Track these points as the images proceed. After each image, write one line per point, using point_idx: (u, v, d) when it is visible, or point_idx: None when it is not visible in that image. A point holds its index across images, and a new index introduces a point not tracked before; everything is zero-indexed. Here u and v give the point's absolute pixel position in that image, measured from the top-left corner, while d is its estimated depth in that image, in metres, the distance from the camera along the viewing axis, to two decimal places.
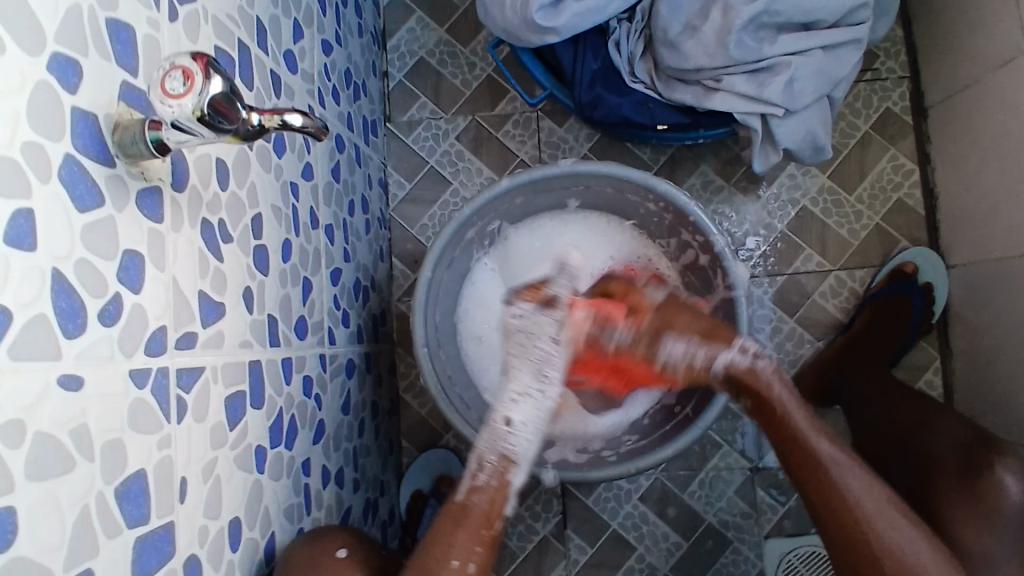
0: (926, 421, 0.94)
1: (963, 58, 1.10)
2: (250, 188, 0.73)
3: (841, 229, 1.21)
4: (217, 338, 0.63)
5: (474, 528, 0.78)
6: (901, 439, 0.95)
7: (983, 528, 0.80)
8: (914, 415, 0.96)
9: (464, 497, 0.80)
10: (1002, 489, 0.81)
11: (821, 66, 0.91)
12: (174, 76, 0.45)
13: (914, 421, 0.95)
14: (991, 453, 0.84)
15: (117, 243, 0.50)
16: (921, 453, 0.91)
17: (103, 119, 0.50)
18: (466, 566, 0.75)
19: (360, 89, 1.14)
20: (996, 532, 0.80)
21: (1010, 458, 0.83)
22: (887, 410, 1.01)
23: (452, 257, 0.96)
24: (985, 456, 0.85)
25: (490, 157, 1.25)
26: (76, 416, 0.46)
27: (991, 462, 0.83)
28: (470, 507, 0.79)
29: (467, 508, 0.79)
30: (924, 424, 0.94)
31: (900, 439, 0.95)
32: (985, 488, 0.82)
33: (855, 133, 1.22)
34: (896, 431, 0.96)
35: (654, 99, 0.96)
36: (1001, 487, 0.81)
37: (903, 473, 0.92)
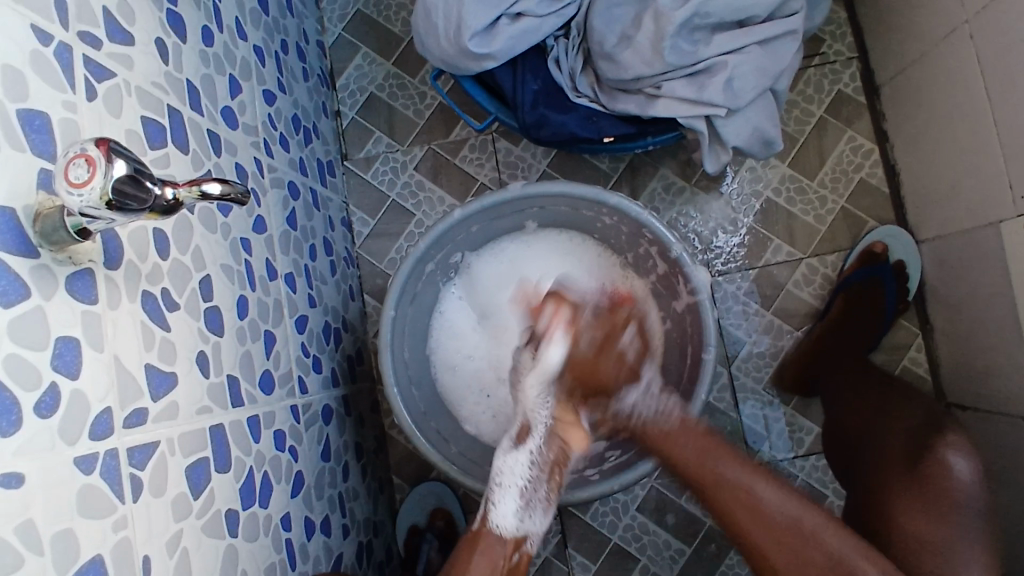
0: (881, 411, 0.98)
1: (907, 34, 1.10)
2: (196, 252, 0.72)
3: (807, 217, 1.20)
4: (171, 409, 0.63)
5: (494, 554, 0.82)
6: (857, 432, 0.99)
7: (937, 514, 0.83)
8: (871, 406, 1.00)
9: (479, 526, 0.85)
10: (953, 472, 0.86)
11: (758, 61, 0.91)
12: (78, 164, 0.45)
13: (868, 412, 1.00)
14: (935, 436, 0.90)
15: (48, 332, 0.50)
16: (878, 438, 0.95)
17: (22, 210, 0.49)
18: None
19: (311, 133, 1.14)
20: (950, 518, 0.83)
21: (955, 438, 0.89)
22: (850, 403, 1.04)
23: (415, 291, 0.95)
24: (929, 441, 0.90)
25: (450, 184, 1.25)
26: (20, 512, 0.46)
27: (938, 445, 0.89)
28: (488, 532, 0.83)
29: (485, 538, 0.83)
30: (880, 412, 0.99)
31: (857, 432, 0.99)
32: (933, 471, 0.87)
33: (810, 119, 1.21)
34: (854, 425, 1.01)
35: (599, 112, 0.96)
36: (951, 469, 0.86)
37: (861, 464, 0.96)
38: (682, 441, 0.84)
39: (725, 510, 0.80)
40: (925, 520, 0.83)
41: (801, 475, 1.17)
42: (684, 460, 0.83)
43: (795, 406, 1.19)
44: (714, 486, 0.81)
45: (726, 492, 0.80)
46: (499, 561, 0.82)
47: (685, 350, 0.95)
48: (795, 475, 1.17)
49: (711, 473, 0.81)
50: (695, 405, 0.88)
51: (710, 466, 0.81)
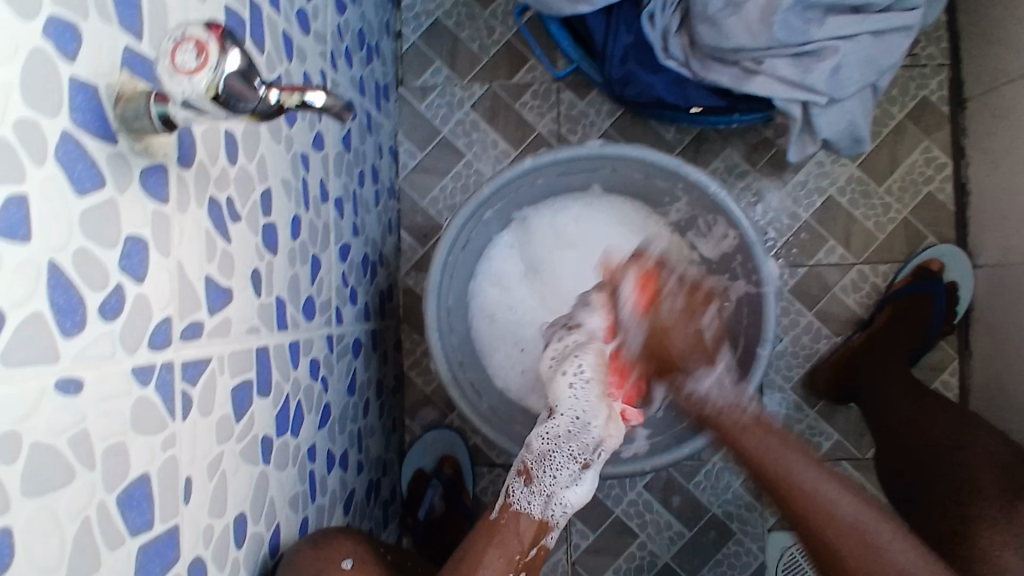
0: (957, 435, 0.92)
1: (1008, 49, 1.04)
2: (260, 162, 0.67)
3: (867, 222, 1.17)
4: (224, 325, 0.59)
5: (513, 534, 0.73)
6: (929, 445, 0.94)
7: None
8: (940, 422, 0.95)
9: (496, 515, 0.75)
10: None
11: (867, 51, 0.85)
12: (186, 49, 0.40)
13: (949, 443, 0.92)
14: None
15: (118, 228, 0.46)
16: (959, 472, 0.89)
17: (104, 89, 0.45)
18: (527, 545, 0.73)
19: (373, 51, 1.07)
20: None
21: None
22: (907, 413, 0.99)
23: (469, 237, 0.90)
24: None
25: (507, 129, 1.19)
26: (76, 421, 0.41)
27: None
28: (506, 523, 0.73)
29: (504, 527, 0.73)
30: (957, 439, 0.92)
31: (928, 446, 0.94)
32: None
33: (888, 121, 1.16)
34: (918, 439, 0.96)
35: (689, 79, 0.90)
36: None
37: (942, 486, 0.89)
38: (751, 440, 0.79)
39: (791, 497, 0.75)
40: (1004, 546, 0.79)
41: None
42: (754, 453, 0.78)
43: (820, 410, 1.18)
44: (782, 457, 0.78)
45: (791, 454, 0.77)
46: (514, 557, 0.71)
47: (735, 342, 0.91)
48: None
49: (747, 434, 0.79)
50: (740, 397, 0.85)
51: (778, 460, 0.77)
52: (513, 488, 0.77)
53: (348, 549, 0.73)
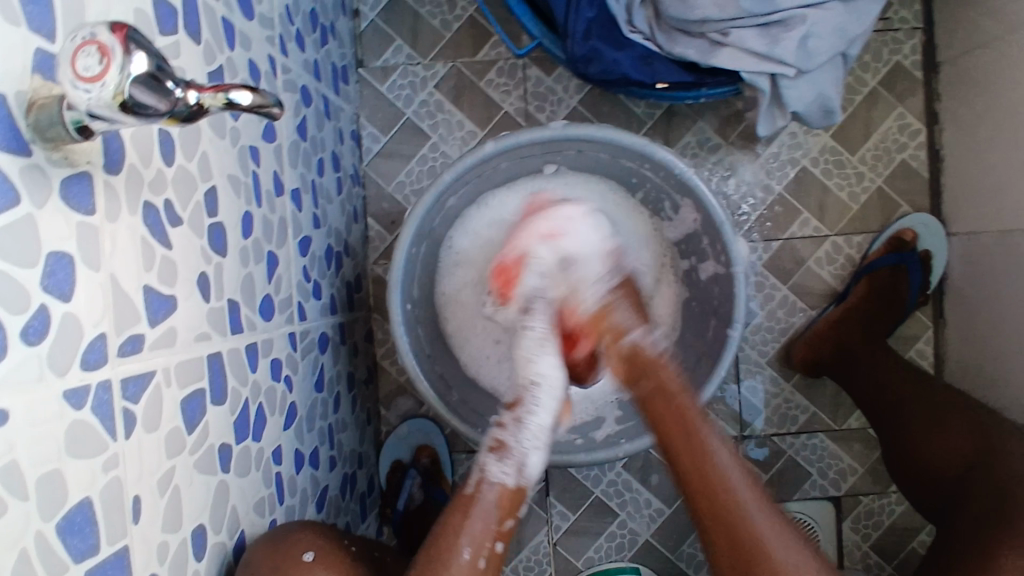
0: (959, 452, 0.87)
1: (982, 12, 1.01)
2: (202, 159, 0.64)
3: (841, 193, 1.14)
4: (168, 336, 0.57)
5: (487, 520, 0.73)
6: (927, 467, 0.90)
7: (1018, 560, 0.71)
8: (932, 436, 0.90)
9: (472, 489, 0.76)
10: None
11: (838, 20, 0.82)
12: (87, 52, 0.36)
13: (975, 451, 0.85)
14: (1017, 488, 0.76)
15: (38, 246, 0.43)
16: (987, 475, 0.80)
17: (13, 98, 0.41)
18: (477, 562, 0.71)
19: (328, 32, 1.02)
20: None
21: None
22: (901, 424, 0.95)
23: (432, 225, 0.87)
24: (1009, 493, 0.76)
25: (473, 109, 1.15)
26: (2, 454, 0.39)
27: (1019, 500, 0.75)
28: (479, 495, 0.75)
29: (473, 499, 0.75)
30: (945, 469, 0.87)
31: (926, 470, 0.90)
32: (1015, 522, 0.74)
33: (862, 89, 1.13)
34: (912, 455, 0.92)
35: (655, 53, 0.87)
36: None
37: (972, 490, 0.81)
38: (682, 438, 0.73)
39: (715, 509, 0.69)
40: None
41: (789, 451, 1.17)
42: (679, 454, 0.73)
43: (796, 383, 1.17)
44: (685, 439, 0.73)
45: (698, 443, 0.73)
46: (489, 525, 0.73)
47: (708, 322, 0.90)
48: (783, 450, 1.17)
49: (678, 406, 0.75)
50: (713, 380, 0.83)
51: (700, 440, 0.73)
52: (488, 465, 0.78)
53: (308, 541, 0.72)
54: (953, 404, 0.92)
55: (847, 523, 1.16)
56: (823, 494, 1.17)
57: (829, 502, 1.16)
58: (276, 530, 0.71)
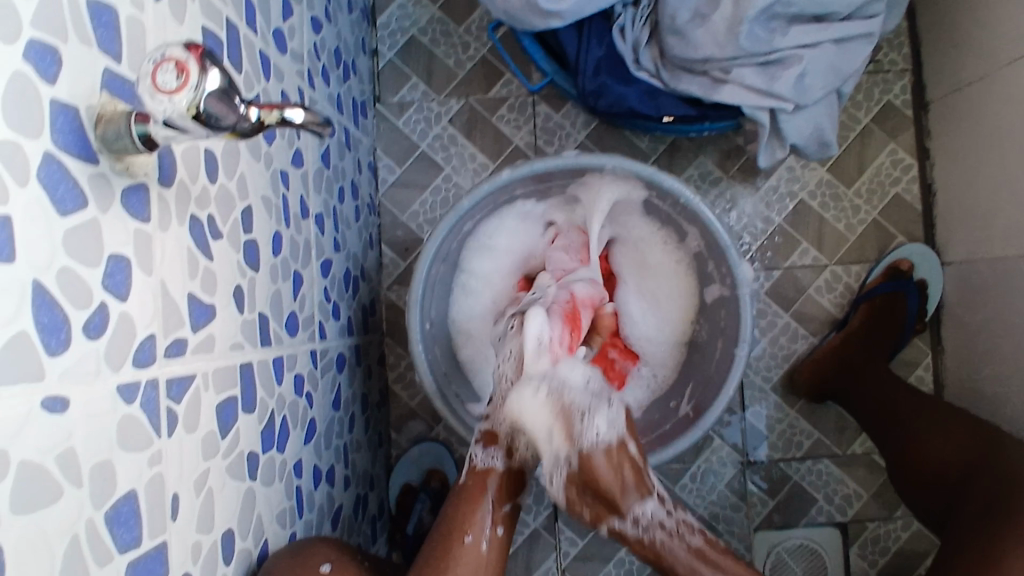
0: (963, 459, 0.89)
1: (967, 54, 1.08)
2: (240, 180, 0.68)
3: (838, 224, 1.19)
4: (207, 342, 0.59)
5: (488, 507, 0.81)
6: (936, 478, 0.91)
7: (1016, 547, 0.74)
8: (937, 449, 0.93)
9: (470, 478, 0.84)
10: None
11: (831, 59, 0.88)
12: (166, 69, 0.40)
13: (976, 455, 0.88)
14: (1011, 485, 0.79)
15: (101, 248, 0.46)
16: (990, 475, 0.83)
17: (84, 111, 0.45)
18: (480, 545, 0.78)
19: (349, 69, 1.08)
20: None
21: None
22: (904, 438, 0.98)
23: (449, 249, 0.91)
24: (1006, 491, 0.79)
25: (484, 142, 1.20)
26: (64, 439, 0.41)
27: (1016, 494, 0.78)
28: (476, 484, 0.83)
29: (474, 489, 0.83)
30: (948, 479, 0.90)
31: (936, 481, 0.91)
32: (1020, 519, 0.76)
33: (855, 126, 1.19)
34: (920, 469, 0.94)
35: (660, 89, 0.93)
36: None
37: (976, 493, 0.83)
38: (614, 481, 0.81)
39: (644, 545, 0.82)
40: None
41: (795, 477, 1.18)
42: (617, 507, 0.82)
43: (800, 408, 1.19)
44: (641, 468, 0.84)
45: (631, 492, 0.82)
46: (490, 511, 0.81)
47: (714, 342, 0.93)
48: (789, 475, 1.18)
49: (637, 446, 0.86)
50: (722, 398, 0.86)
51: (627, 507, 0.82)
52: (476, 456, 0.86)
53: (324, 553, 0.73)
54: (952, 416, 0.95)
55: (854, 550, 1.17)
56: (829, 520, 1.18)
57: (835, 527, 1.17)
58: (296, 543, 0.73)
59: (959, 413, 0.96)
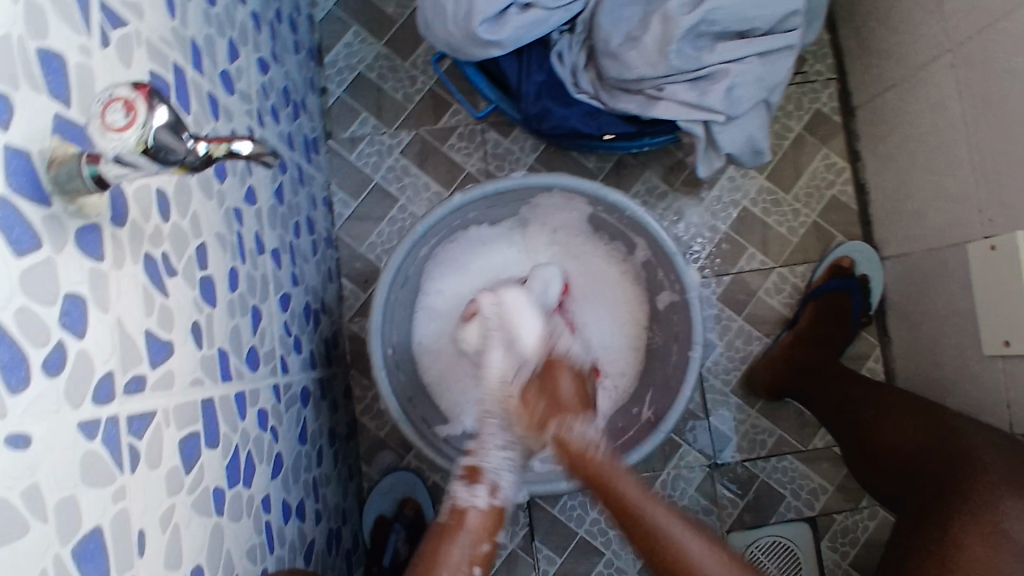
0: (911, 439, 0.93)
1: (884, 61, 1.15)
2: (193, 217, 0.69)
3: (781, 228, 1.25)
4: (167, 378, 0.60)
5: (465, 546, 0.78)
6: (887, 458, 0.95)
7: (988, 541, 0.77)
8: (885, 430, 0.97)
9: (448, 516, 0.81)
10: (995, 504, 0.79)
11: (757, 72, 0.93)
12: (115, 108, 0.42)
13: (925, 435, 0.91)
14: (966, 466, 0.83)
15: (57, 287, 0.47)
16: (943, 454, 0.87)
17: (36, 155, 0.46)
18: None
19: (299, 107, 1.10)
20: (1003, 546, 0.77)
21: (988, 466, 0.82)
22: (856, 421, 1.02)
23: (407, 274, 0.93)
24: (961, 472, 0.83)
25: (437, 171, 1.23)
26: (27, 477, 0.42)
27: (968, 475, 0.82)
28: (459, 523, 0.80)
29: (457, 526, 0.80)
30: (896, 458, 0.94)
31: (887, 461, 0.95)
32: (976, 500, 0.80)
33: (788, 135, 1.26)
34: (871, 449, 0.97)
35: (600, 110, 0.97)
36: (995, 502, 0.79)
37: (930, 472, 0.87)
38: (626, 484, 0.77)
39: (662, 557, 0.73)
40: (1018, 517, 0.77)
41: (761, 475, 1.21)
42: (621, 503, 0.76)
43: (760, 409, 1.23)
44: (605, 467, 0.80)
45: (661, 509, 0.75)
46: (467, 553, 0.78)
47: (670, 347, 0.96)
48: (756, 474, 1.21)
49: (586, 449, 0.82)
50: (680, 400, 0.89)
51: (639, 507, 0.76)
52: (460, 491, 0.82)
53: None
54: (897, 398, 0.99)
55: (825, 543, 1.20)
56: (798, 516, 1.21)
57: (806, 523, 1.19)
58: None
59: (904, 395, 1.00)
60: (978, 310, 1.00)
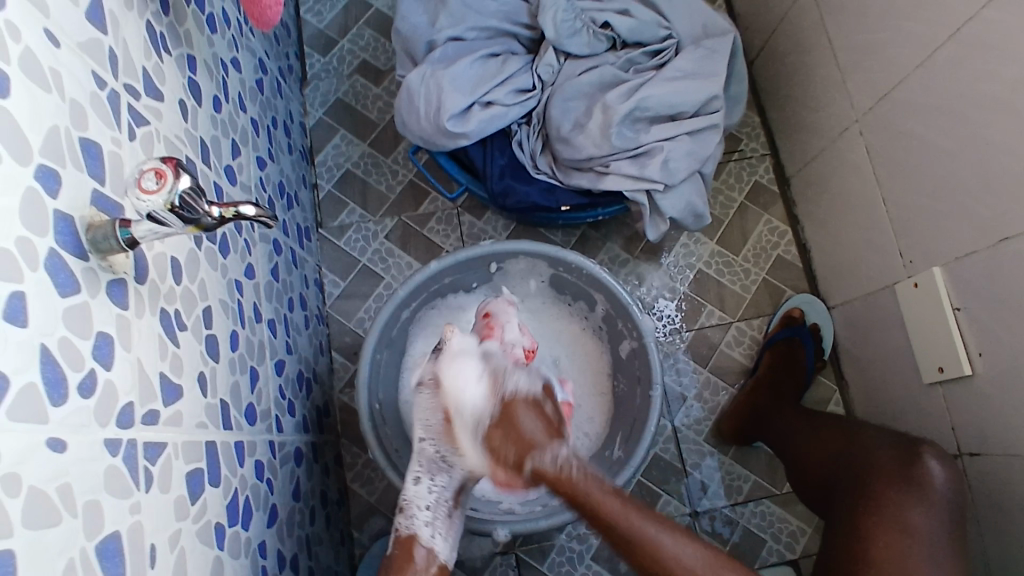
0: (836, 454, 1.06)
1: (805, 136, 1.32)
2: (201, 283, 0.80)
3: (734, 286, 1.37)
4: (176, 416, 0.68)
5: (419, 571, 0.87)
6: (820, 475, 1.07)
7: (895, 535, 0.89)
8: (819, 453, 1.09)
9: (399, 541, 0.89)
10: (899, 503, 0.92)
11: (688, 147, 1.08)
12: (149, 176, 0.54)
13: (843, 448, 1.05)
14: (874, 472, 0.97)
15: (90, 325, 0.57)
16: (854, 460, 1.01)
17: (79, 220, 0.57)
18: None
19: (293, 199, 1.24)
20: (909, 539, 0.89)
21: (888, 472, 0.96)
22: (797, 447, 1.14)
23: (391, 336, 1.03)
24: (872, 477, 0.96)
25: (419, 251, 1.36)
26: (60, 476, 0.50)
27: (875, 485, 0.95)
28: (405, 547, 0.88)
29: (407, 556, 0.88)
30: (825, 474, 1.06)
31: (818, 479, 1.07)
32: (882, 502, 0.93)
33: (732, 204, 1.41)
34: (810, 472, 1.09)
35: (556, 186, 1.12)
36: (899, 504, 0.92)
37: (846, 478, 1.01)
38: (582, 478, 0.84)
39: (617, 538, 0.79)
40: (914, 510, 0.91)
41: (741, 521, 1.26)
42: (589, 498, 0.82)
43: (733, 455, 1.29)
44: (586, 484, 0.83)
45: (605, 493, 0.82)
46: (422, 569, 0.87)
47: (635, 390, 1.05)
48: (736, 520, 1.26)
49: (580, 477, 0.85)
50: (645, 437, 0.96)
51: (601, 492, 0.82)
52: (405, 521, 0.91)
53: None
54: (829, 423, 1.12)
55: None
56: (781, 560, 1.24)
57: (788, 565, 1.23)
58: None
59: (840, 420, 1.11)
60: (914, 343, 1.10)
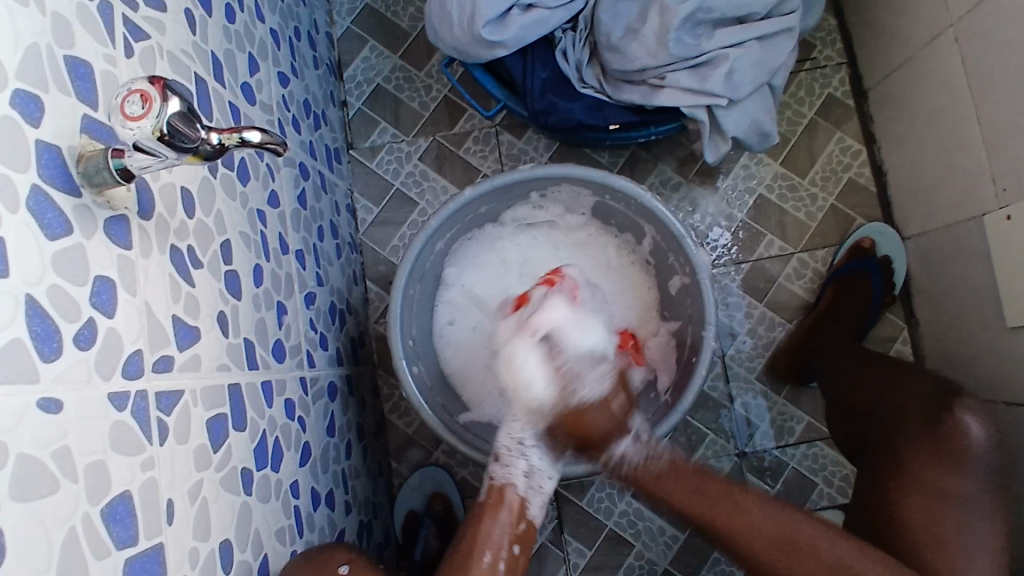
0: (873, 398, 0.97)
1: (892, 41, 1.15)
2: (218, 215, 0.74)
3: (798, 213, 1.24)
4: (194, 361, 0.64)
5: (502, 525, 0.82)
6: (856, 418, 0.99)
7: (934, 501, 0.83)
8: (858, 396, 1.00)
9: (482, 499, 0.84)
10: (940, 463, 0.84)
11: (756, 55, 0.95)
12: (133, 99, 0.47)
13: (881, 392, 0.97)
14: (912, 425, 0.89)
15: (87, 269, 0.51)
16: (888, 410, 0.93)
17: (67, 150, 0.51)
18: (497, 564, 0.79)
19: (320, 118, 1.16)
20: (948, 505, 0.83)
21: (922, 427, 0.88)
22: (839, 385, 1.05)
23: (423, 269, 0.97)
24: (908, 430, 0.89)
25: (454, 174, 1.27)
26: (58, 437, 0.46)
27: (911, 441, 0.88)
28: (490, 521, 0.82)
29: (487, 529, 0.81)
30: (862, 416, 0.98)
31: (855, 421, 0.99)
32: (918, 464, 0.86)
33: (801, 120, 1.26)
34: (846, 413, 1.01)
35: (605, 102, 1.00)
36: (937, 466, 0.84)
37: (875, 433, 0.93)
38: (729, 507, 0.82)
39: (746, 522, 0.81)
40: (957, 477, 0.84)
41: (791, 463, 1.20)
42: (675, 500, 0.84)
43: (786, 395, 1.22)
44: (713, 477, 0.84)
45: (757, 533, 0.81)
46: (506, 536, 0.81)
47: (686, 329, 0.97)
48: (786, 461, 1.20)
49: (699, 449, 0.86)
50: (695, 381, 0.89)
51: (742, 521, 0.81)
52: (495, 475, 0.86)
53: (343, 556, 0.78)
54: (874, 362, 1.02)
55: None
56: (832, 503, 1.18)
57: (840, 510, 1.17)
58: (308, 552, 0.78)
59: (896, 360, 1.02)
60: (1000, 280, 0.98)
